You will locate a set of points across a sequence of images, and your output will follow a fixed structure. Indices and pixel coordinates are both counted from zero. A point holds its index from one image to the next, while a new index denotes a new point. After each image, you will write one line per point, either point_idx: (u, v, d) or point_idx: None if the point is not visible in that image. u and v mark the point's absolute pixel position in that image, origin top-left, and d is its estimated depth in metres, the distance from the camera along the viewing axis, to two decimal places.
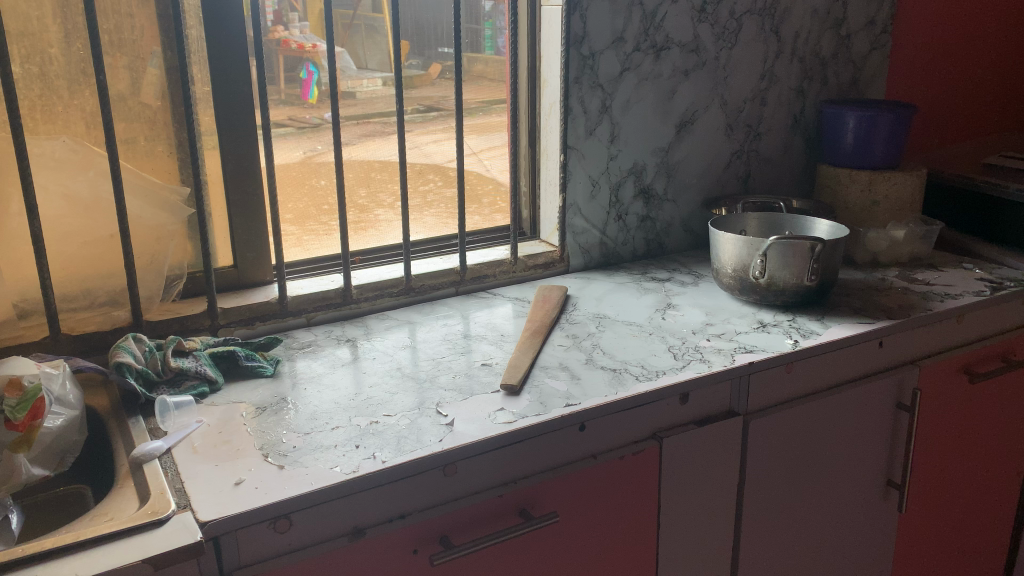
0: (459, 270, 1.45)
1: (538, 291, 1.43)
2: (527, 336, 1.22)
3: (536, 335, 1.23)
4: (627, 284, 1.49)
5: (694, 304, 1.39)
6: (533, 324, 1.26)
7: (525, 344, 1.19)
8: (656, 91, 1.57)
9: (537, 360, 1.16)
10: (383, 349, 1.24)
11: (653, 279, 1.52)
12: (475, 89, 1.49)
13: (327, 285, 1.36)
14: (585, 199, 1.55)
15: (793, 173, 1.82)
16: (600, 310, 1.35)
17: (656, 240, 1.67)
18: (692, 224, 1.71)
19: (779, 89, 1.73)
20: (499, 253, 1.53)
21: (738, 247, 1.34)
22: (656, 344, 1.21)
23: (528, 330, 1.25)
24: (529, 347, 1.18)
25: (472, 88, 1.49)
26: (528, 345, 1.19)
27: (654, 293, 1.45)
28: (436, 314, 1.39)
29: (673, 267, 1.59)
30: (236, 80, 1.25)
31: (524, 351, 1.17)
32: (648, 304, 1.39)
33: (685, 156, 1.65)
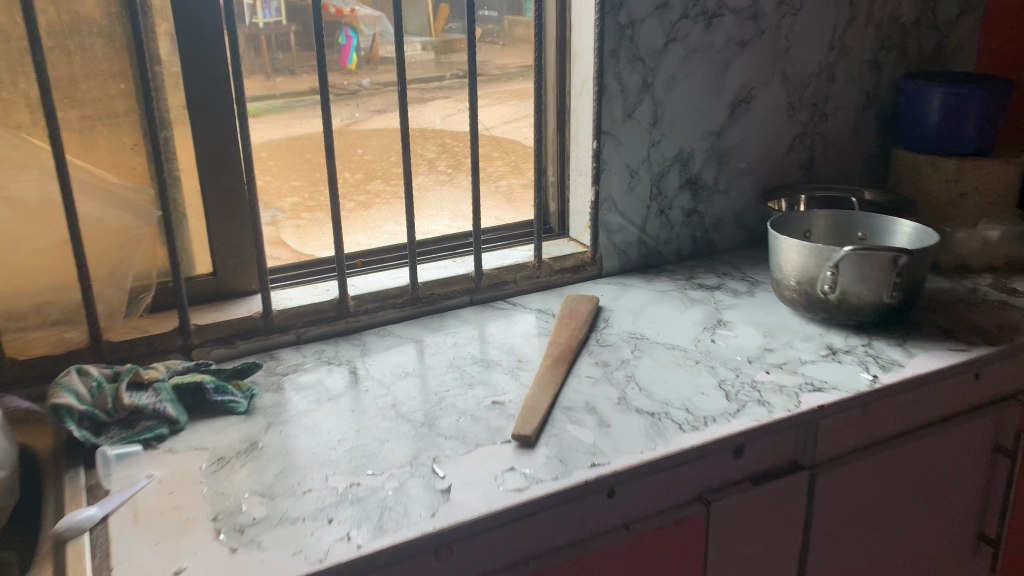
0: (474, 276, 1.26)
1: (566, 302, 1.23)
2: (547, 367, 1.02)
3: (558, 365, 1.03)
4: (669, 294, 1.29)
5: (748, 321, 1.18)
6: (555, 350, 1.07)
7: (545, 377, 1.00)
8: (705, 65, 1.34)
9: (558, 400, 0.96)
10: (379, 378, 1.05)
11: (700, 288, 1.31)
12: (516, 53, 1.31)
13: (320, 296, 1.18)
14: (621, 193, 1.34)
15: (863, 158, 1.58)
16: (637, 330, 1.15)
17: (704, 238, 1.46)
18: (745, 219, 1.49)
19: (850, 62, 1.49)
20: (522, 255, 1.34)
21: (804, 256, 1.12)
22: (704, 380, 1.01)
23: (549, 357, 1.05)
24: (549, 382, 0.99)
25: (512, 52, 1.30)
26: (549, 379, 0.99)
27: (702, 307, 1.24)
28: (446, 329, 1.20)
29: (723, 271, 1.37)
30: (209, 57, 1.06)
31: (543, 387, 0.98)
32: (693, 322, 1.18)
33: (738, 141, 1.43)
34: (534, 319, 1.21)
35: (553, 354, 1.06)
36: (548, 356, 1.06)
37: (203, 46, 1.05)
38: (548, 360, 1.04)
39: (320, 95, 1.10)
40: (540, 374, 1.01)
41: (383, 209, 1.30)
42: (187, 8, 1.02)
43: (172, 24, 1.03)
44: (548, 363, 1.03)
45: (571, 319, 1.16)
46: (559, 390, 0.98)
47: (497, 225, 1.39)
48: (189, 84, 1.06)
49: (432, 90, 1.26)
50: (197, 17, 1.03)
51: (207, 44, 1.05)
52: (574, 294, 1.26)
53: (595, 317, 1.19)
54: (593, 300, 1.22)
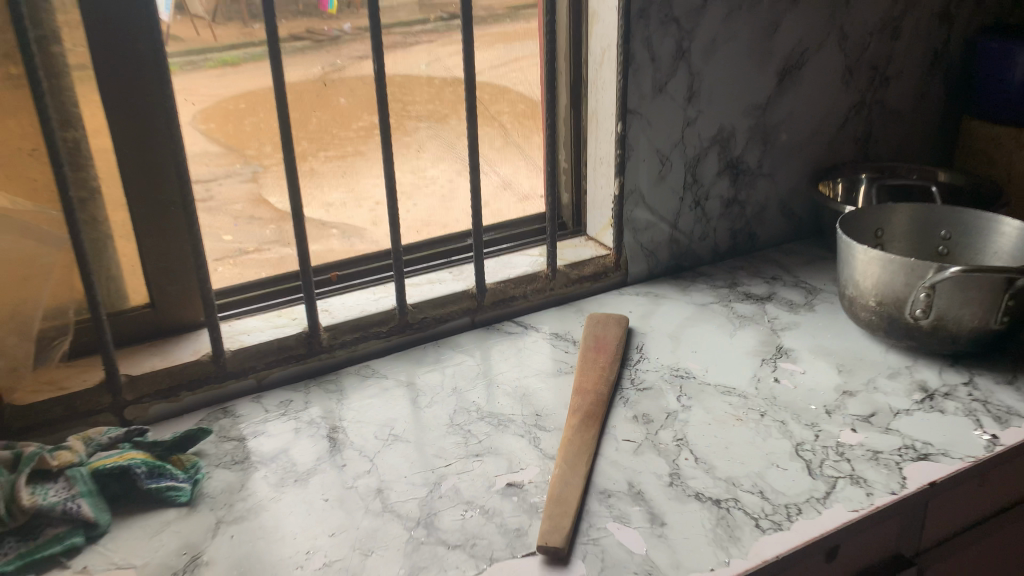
0: (476, 294, 1.03)
1: (588, 324, 1.00)
2: (574, 430, 0.80)
3: (588, 427, 0.81)
4: (711, 309, 1.06)
5: (815, 349, 0.95)
6: (580, 402, 0.85)
7: (572, 448, 0.78)
8: (752, 25, 1.09)
9: (590, 482, 0.75)
10: (360, 444, 0.83)
11: (748, 301, 1.08)
12: None
13: (285, 328, 0.95)
14: (650, 184, 1.11)
15: (927, 129, 1.34)
16: (680, 366, 0.93)
17: (746, 231, 1.23)
18: (793, 206, 1.26)
19: (919, 14, 1.24)
20: (532, 262, 1.10)
21: (889, 272, 0.89)
22: (775, 445, 0.79)
23: (575, 415, 0.83)
24: (578, 455, 0.77)
25: None
26: (578, 451, 0.77)
27: (754, 327, 1.01)
28: (442, 363, 0.97)
29: (771, 275, 1.15)
30: (122, 28, 0.80)
31: (571, 463, 0.76)
32: (747, 351, 0.96)
33: (787, 115, 1.19)
34: (551, 347, 0.99)
35: (579, 410, 0.83)
36: (573, 412, 0.83)
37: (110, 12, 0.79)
38: (572, 419, 0.82)
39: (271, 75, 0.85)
40: (563, 443, 0.79)
41: (361, 210, 1.06)
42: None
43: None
44: (572, 425, 0.81)
45: (598, 352, 0.94)
46: (591, 468, 0.76)
47: (502, 222, 1.15)
48: (98, 64, 0.80)
49: (417, 59, 1.01)
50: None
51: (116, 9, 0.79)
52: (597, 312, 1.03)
53: (626, 346, 0.97)
54: (622, 323, 1.00)
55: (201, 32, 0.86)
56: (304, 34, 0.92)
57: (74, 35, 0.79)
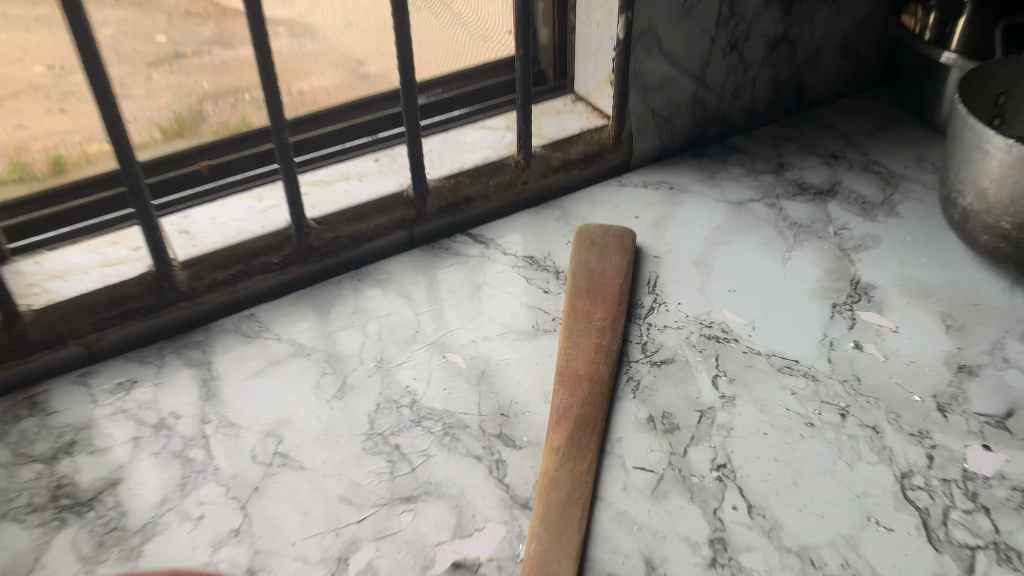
0: (414, 194, 0.71)
1: (577, 247, 0.68)
2: (558, 457, 0.51)
3: (580, 451, 0.52)
4: (751, 214, 0.74)
5: (907, 287, 0.65)
6: (568, 400, 0.55)
7: (556, 497, 0.49)
8: None
9: (584, 561, 0.47)
10: (228, 474, 0.54)
11: (802, 197, 0.76)
12: None
13: (121, 266, 0.63)
14: (670, 21, 0.74)
15: None
16: (713, 321, 0.63)
17: (797, 83, 0.87)
18: (863, 44, 0.89)
19: None
20: (497, 142, 0.77)
21: None
22: (867, 479, 0.51)
23: (561, 425, 0.53)
24: (565, 510, 0.49)
25: None
26: (565, 503, 0.49)
27: (815, 245, 0.70)
28: (364, 314, 0.66)
29: (830, 152, 0.82)
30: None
31: (554, 529, 0.48)
32: (808, 290, 0.66)
33: None
34: (525, 283, 0.67)
35: (568, 415, 0.54)
36: (557, 418, 0.54)
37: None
38: (555, 433, 0.53)
39: None
40: (542, 484, 0.50)
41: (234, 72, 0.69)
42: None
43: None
44: (556, 446, 0.52)
45: (593, 300, 0.63)
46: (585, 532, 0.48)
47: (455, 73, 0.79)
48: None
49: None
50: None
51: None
52: (591, 223, 0.71)
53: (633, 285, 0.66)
54: (627, 247, 0.68)
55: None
56: None
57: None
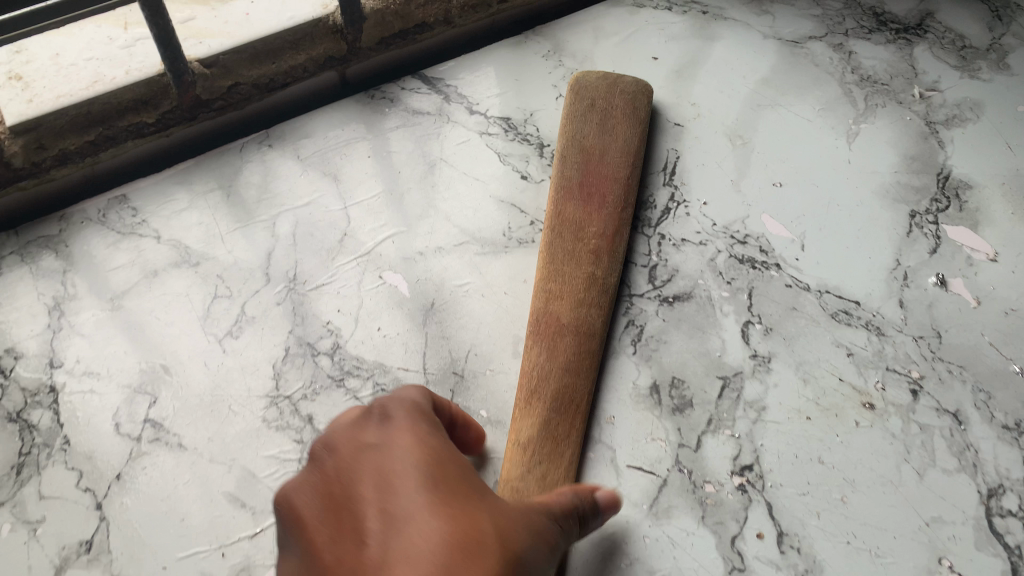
0: (344, 24, 0.50)
1: (570, 112, 0.49)
2: (525, 458, 0.37)
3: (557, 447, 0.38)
4: (808, 59, 0.55)
5: (1014, 187, 0.48)
6: (543, 366, 0.40)
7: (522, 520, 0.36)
8: None
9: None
10: (81, 452, 0.40)
11: (878, 37, 0.56)
12: None
13: None
14: None
15: None
16: (749, 234, 0.46)
17: None
18: None
19: None
20: None
21: None
22: (941, 497, 0.38)
23: (531, 408, 0.39)
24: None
25: None
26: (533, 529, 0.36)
27: (894, 114, 0.52)
28: (275, 203, 0.48)
29: None
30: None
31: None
32: (879, 187, 0.48)
33: None
34: (498, 163, 0.50)
35: (542, 390, 0.39)
36: (526, 396, 0.39)
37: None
38: (522, 417, 0.39)
39: None
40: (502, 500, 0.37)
41: None
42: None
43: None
44: (522, 441, 0.38)
45: (588, 202, 0.46)
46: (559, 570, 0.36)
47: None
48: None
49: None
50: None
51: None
52: (591, 71, 0.51)
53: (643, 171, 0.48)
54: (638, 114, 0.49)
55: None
56: None
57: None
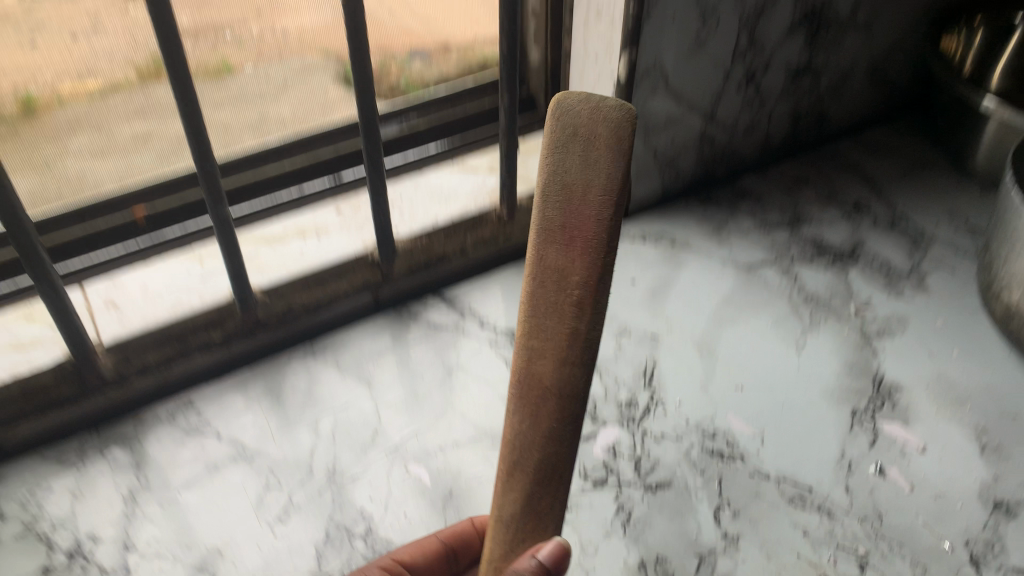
0: (379, 258, 0.62)
1: (547, 150, 0.29)
2: (508, 538, 0.33)
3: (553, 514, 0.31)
4: (761, 282, 0.66)
5: (937, 389, 0.58)
6: (526, 435, 0.31)
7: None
8: None
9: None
10: None
11: (819, 262, 0.68)
12: None
13: (34, 357, 0.54)
14: (678, 57, 0.63)
15: None
16: (716, 430, 0.55)
17: (815, 112, 0.77)
18: (888, 72, 0.79)
19: None
20: (478, 186, 0.68)
21: None
22: None
23: (512, 481, 0.32)
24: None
25: None
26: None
27: (834, 328, 0.62)
28: (318, 406, 0.58)
29: (852, 201, 0.74)
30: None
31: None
32: (825, 390, 0.58)
33: None
34: (504, 369, 0.60)
35: (524, 461, 0.31)
36: (507, 466, 0.32)
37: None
38: (507, 458, 0.32)
39: None
40: None
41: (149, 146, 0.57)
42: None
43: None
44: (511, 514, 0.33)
45: (567, 249, 0.29)
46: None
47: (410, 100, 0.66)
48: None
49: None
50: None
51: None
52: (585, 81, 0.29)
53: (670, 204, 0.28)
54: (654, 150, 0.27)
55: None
56: None
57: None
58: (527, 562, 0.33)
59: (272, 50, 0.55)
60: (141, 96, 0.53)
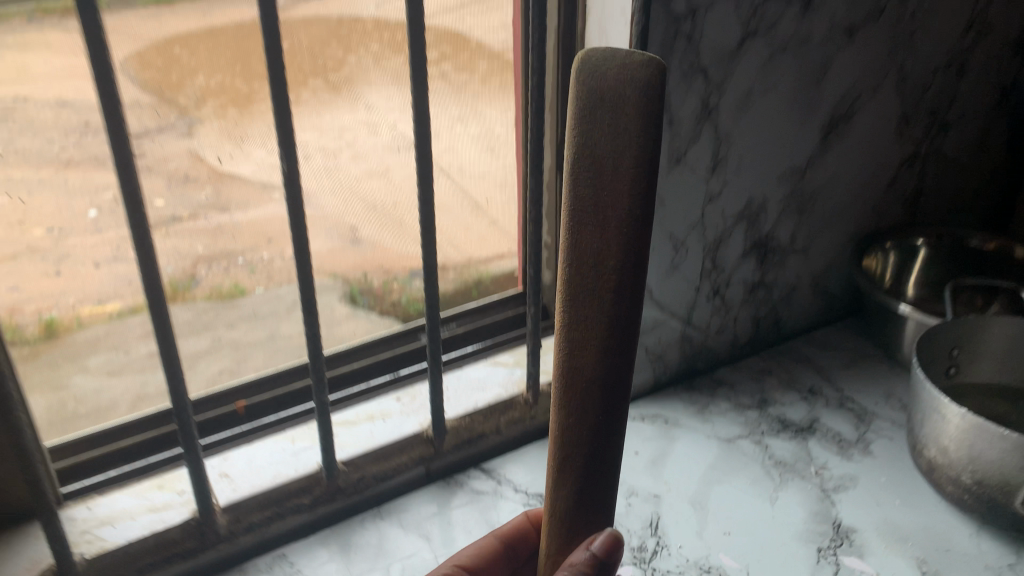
0: (433, 436, 0.78)
1: (578, 104, 0.38)
2: (563, 511, 0.44)
3: (606, 436, 0.41)
4: (739, 451, 0.82)
5: (884, 530, 0.72)
6: (575, 420, 0.42)
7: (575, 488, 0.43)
8: (796, 71, 0.82)
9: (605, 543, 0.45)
10: None
11: (784, 434, 0.84)
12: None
13: (167, 516, 0.68)
14: (660, 276, 0.83)
15: (985, 182, 1.09)
16: (711, 565, 0.69)
17: (771, 317, 0.97)
18: (828, 285, 1.00)
19: (989, 44, 0.98)
20: (507, 377, 0.86)
21: (1000, 451, 0.65)
22: None
23: (565, 475, 0.43)
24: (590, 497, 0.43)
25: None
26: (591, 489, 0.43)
27: (799, 485, 0.77)
28: (387, 556, 0.71)
29: (807, 386, 0.91)
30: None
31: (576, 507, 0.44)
32: (795, 533, 0.72)
33: (831, 176, 0.93)
34: None
35: (576, 450, 0.42)
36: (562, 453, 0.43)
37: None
38: (563, 410, 0.42)
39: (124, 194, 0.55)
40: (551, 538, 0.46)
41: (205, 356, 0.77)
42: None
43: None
44: (567, 450, 0.43)
45: (598, 227, 0.39)
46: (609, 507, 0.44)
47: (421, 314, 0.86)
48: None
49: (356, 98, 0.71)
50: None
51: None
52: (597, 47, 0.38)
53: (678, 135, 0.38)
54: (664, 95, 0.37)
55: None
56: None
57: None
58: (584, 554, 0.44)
59: (282, 275, 0.77)
60: (179, 312, 0.75)
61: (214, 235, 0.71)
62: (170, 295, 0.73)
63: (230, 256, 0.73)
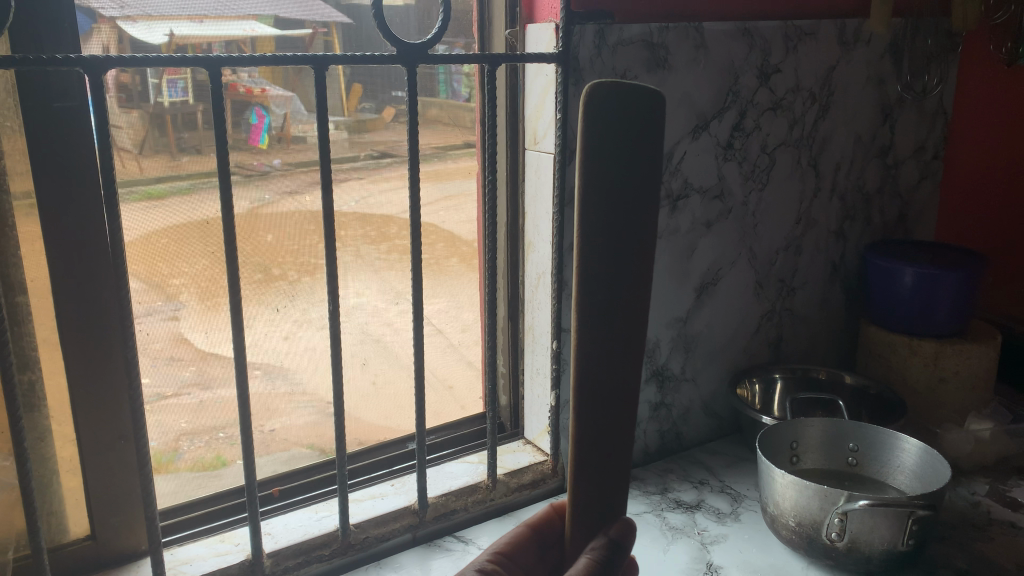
0: (418, 509, 1.06)
1: (586, 138, 0.53)
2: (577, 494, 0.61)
3: (613, 396, 0.57)
4: (644, 519, 1.11)
5: (741, 567, 1.01)
6: (588, 414, 0.58)
7: (599, 432, 0.58)
8: (671, 250, 1.20)
9: (614, 487, 0.61)
10: None
11: (678, 509, 1.14)
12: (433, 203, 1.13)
13: (227, 557, 0.96)
14: None
15: (829, 333, 1.47)
16: None
17: (673, 431, 1.29)
18: (714, 408, 1.33)
19: (817, 233, 1.38)
20: (473, 470, 1.16)
21: (807, 496, 0.97)
22: None
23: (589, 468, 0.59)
24: (603, 445, 0.59)
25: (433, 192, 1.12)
26: (603, 429, 0.58)
27: (685, 540, 1.07)
28: None
29: (698, 479, 1.22)
30: (86, 257, 0.84)
31: (595, 446, 0.59)
32: (678, 568, 1.01)
33: (707, 325, 1.28)
34: None
35: (593, 437, 0.58)
36: (586, 444, 0.59)
37: (76, 238, 0.83)
38: (582, 406, 0.57)
39: (232, 321, 0.89)
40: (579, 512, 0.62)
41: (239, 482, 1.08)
42: (57, 170, 0.81)
43: (33, 196, 0.81)
44: (585, 439, 0.58)
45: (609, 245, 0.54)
46: (615, 451, 0.59)
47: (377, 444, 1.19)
48: (54, 287, 0.84)
49: (359, 270, 1.09)
50: (81, 204, 0.83)
51: (83, 241, 0.84)
52: (594, 87, 0.54)
53: (654, 146, 0.55)
54: (641, 117, 0.54)
55: (127, 164, 0.87)
56: (235, 168, 0.94)
57: (37, 259, 0.83)
58: (601, 540, 0.61)
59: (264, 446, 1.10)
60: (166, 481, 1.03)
61: (193, 413, 1.02)
62: (156, 465, 1.01)
63: (212, 431, 1.04)
